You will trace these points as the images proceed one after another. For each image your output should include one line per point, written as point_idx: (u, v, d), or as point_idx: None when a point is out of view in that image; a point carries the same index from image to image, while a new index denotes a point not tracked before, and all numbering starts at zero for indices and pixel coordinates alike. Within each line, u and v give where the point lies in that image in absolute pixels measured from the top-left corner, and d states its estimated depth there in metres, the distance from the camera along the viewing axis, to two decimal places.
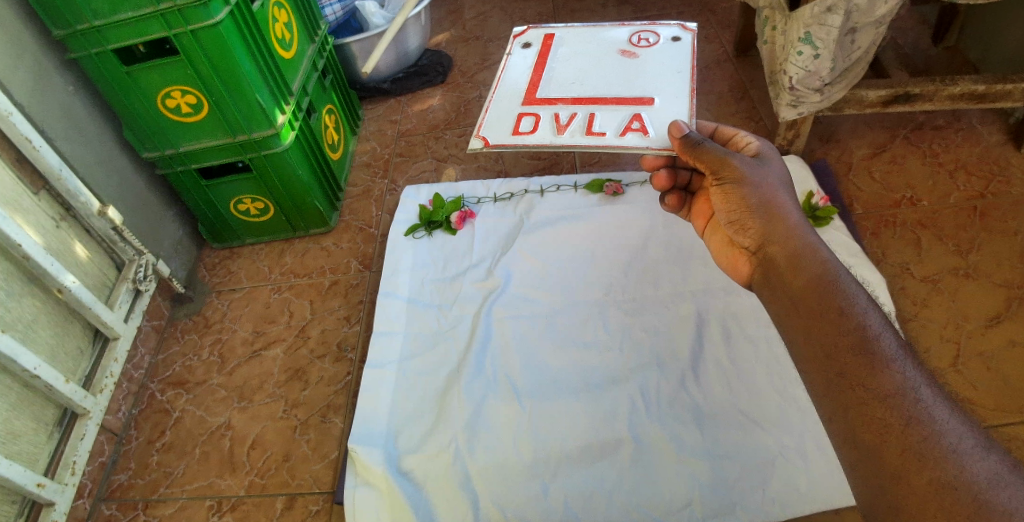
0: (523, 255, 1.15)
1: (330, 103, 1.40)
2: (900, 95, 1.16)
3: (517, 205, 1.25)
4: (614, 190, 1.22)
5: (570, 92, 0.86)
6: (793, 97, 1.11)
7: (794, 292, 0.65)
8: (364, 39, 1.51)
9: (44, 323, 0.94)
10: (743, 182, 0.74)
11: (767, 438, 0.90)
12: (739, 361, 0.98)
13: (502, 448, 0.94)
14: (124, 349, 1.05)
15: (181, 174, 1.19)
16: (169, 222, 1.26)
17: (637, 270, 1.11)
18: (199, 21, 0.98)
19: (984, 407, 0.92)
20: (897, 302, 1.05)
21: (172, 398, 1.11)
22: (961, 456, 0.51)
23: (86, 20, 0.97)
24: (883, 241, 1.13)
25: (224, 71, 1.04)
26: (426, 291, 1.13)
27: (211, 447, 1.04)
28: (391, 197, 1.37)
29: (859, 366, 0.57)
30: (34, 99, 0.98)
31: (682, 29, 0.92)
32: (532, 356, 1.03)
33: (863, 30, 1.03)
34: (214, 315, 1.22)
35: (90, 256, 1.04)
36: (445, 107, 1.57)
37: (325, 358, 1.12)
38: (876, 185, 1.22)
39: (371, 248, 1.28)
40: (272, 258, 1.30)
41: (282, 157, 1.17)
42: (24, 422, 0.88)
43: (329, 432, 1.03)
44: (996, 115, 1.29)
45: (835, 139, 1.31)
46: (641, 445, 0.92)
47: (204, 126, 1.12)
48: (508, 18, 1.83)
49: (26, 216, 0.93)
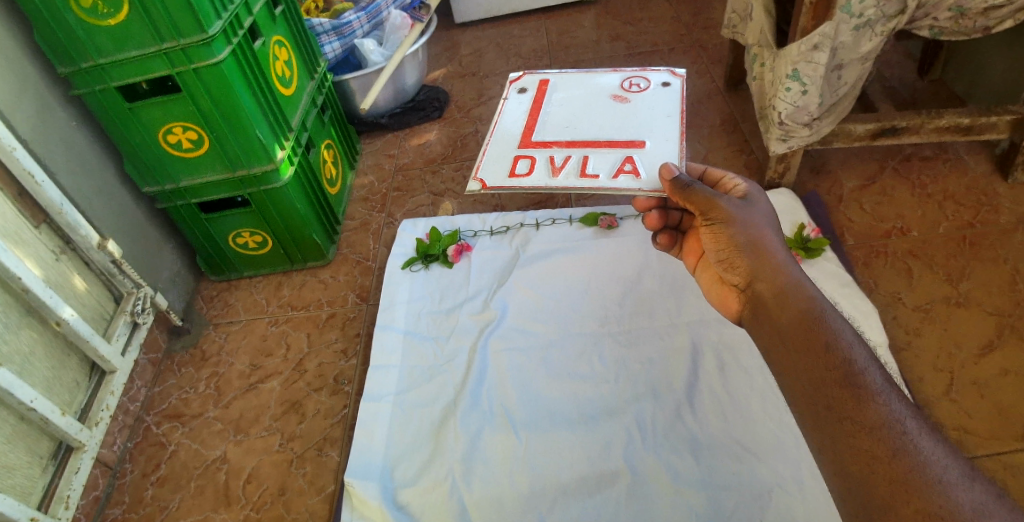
0: (519, 288, 1.16)
1: (329, 138, 1.43)
2: (887, 129, 1.19)
3: (513, 238, 1.26)
4: (609, 223, 1.24)
5: (564, 135, 0.88)
6: (782, 131, 1.14)
7: (783, 326, 0.66)
8: (363, 76, 1.55)
9: (41, 356, 0.94)
10: (730, 222, 0.75)
11: (764, 469, 0.90)
12: (735, 391, 0.98)
13: (499, 481, 0.93)
14: (121, 382, 1.05)
15: (180, 208, 1.20)
16: (168, 254, 1.27)
17: (633, 302, 1.12)
18: (201, 60, 1.00)
19: (979, 435, 0.92)
20: (890, 331, 1.06)
21: (168, 431, 1.11)
22: (948, 487, 0.51)
23: (91, 58, 0.99)
24: (874, 270, 1.14)
25: (225, 107, 1.06)
26: (423, 324, 1.14)
27: (206, 481, 1.03)
28: (388, 230, 1.39)
29: (846, 399, 0.58)
30: (38, 135, 1.00)
31: (672, 75, 0.94)
32: (528, 388, 1.03)
33: (849, 66, 1.06)
34: (211, 348, 1.22)
35: (88, 289, 1.04)
36: (442, 141, 1.60)
37: (322, 390, 1.12)
38: (866, 216, 1.24)
39: (369, 280, 1.29)
40: (269, 290, 1.31)
41: (281, 192, 1.19)
42: (18, 455, 0.88)
43: (325, 465, 1.02)
44: (982, 147, 1.31)
45: (825, 171, 1.34)
46: (638, 477, 0.91)
47: (204, 162, 1.13)
48: (504, 55, 1.87)
49: (27, 250, 0.94)
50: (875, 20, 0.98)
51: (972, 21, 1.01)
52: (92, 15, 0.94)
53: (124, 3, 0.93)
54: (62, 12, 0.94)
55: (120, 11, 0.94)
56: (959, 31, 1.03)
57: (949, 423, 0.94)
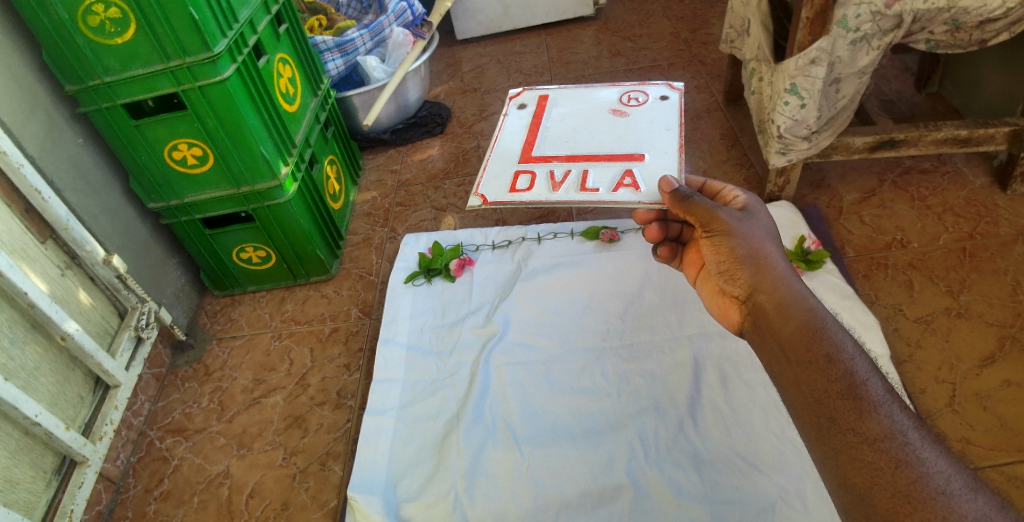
0: (522, 303, 1.17)
1: (331, 153, 1.44)
2: (885, 141, 1.20)
3: (515, 252, 1.27)
4: (610, 237, 1.25)
5: (563, 149, 0.89)
6: (782, 145, 1.15)
7: (782, 338, 0.66)
8: (364, 93, 1.57)
9: (46, 371, 0.94)
10: (730, 234, 0.76)
11: (767, 483, 0.90)
12: (738, 406, 0.98)
13: (502, 496, 0.93)
14: (125, 396, 1.05)
15: (184, 224, 1.21)
16: (173, 270, 1.28)
17: (635, 316, 1.13)
18: (206, 78, 1.02)
19: (980, 447, 0.92)
20: (891, 343, 1.06)
21: (171, 445, 1.11)
22: (950, 498, 0.51)
23: (98, 77, 1.00)
24: (875, 283, 1.15)
25: (230, 124, 1.08)
26: (425, 338, 1.14)
27: (209, 496, 1.03)
28: (391, 245, 1.40)
29: (847, 411, 0.58)
30: (45, 152, 1.01)
31: (670, 88, 0.96)
32: (531, 401, 1.03)
33: (847, 81, 1.07)
34: (214, 363, 1.23)
35: (92, 303, 1.05)
36: (444, 157, 1.61)
37: (325, 405, 1.12)
38: (865, 229, 1.24)
39: (371, 296, 1.29)
40: (272, 306, 1.31)
41: (285, 208, 1.20)
42: (22, 469, 0.88)
43: (328, 480, 1.02)
44: (981, 159, 1.32)
45: (825, 184, 1.35)
46: (641, 493, 0.91)
47: (207, 178, 1.14)
48: (505, 71, 1.89)
49: (33, 265, 0.94)
50: (872, 35, 1.00)
51: (967, 35, 1.02)
52: (100, 35, 0.96)
53: (131, 22, 0.95)
54: (72, 32, 0.96)
55: (128, 30, 0.96)
56: (955, 44, 1.04)
57: (953, 435, 0.94)
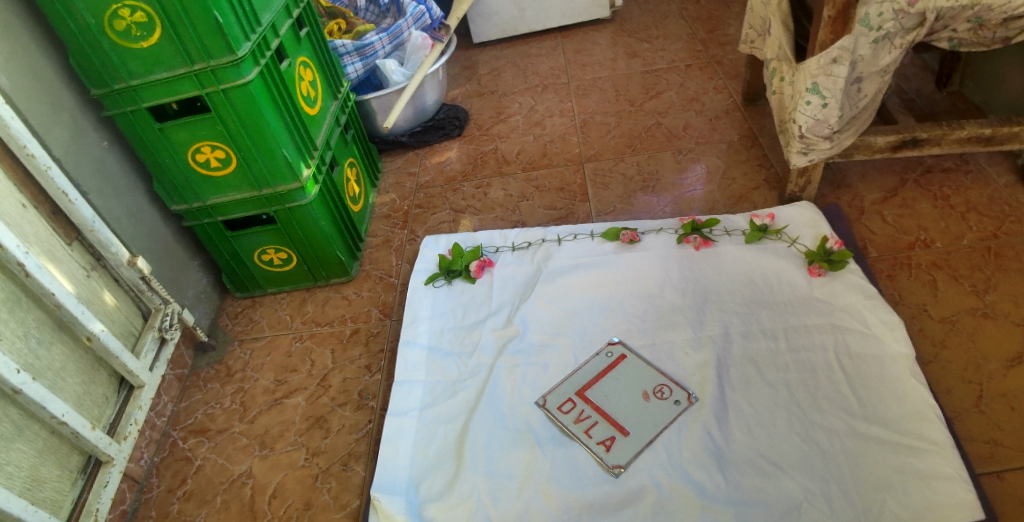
0: (541, 304, 1.17)
1: (351, 157, 1.45)
2: (908, 141, 1.18)
3: (535, 254, 1.27)
4: (631, 237, 1.24)
5: None
6: (804, 144, 1.14)
7: None
8: (383, 96, 1.58)
9: (72, 371, 0.96)
10: None
11: (791, 485, 0.89)
12: (760, 406, 0.98)
13: (524, 498, 0.93)
14: (149, 397, 1.06)
15: (206, 226, 1.23)
16: (194, 272, 1.29)
17: (654, 316, 1.12)
18: (229, 81, 1.03)
19: (1009, 447, 0.91)
20: (917, 345, 1.04)
21: (194, 446, 1.12)
22: None
23: (122, 80, 1.02)
24: (898, 282, 1.13)
25: (252, 127, 1.08)
26: (445, 340, 1.14)
27: (231, 496, 1.04)
28: (410, 247, 1.40)
29: None
30: (70, 154, 1.02)
31: None
32: (551, 403, 1.03)
33: (869, 79, 1.05)
34: (236, 364, 1.24)
35: (117, 304, 1.06)
36: (461, 159, 1.62)
37: (346, 406, 1.12)
38: (888, 229, 1.23)
39: (391, 297, 1.30)
40: (293, 307, 1.32)
41: (305, 210, 1.21)
42: (49, 469, 0.89)
43: (349, 480, 1.02)
44: (1005, 157, 1.31)
45: (846, 185, 1.33)
46: (663, 494, 0.90)
47: (229, 180, 1.16)
48: (521, 73, 1.90)
49: (61, 267, 0.96)
50: (894, 33, 0.99)
51: (991, 32, 1.00)
52: (125, 39, 0.97)
53: (156, 26, 0.96)
54: (97, 37, 0.97)
55: (153, 35, 0.97)
56: (978, 42, 1.03)
57: (979, 436, 0.92)
